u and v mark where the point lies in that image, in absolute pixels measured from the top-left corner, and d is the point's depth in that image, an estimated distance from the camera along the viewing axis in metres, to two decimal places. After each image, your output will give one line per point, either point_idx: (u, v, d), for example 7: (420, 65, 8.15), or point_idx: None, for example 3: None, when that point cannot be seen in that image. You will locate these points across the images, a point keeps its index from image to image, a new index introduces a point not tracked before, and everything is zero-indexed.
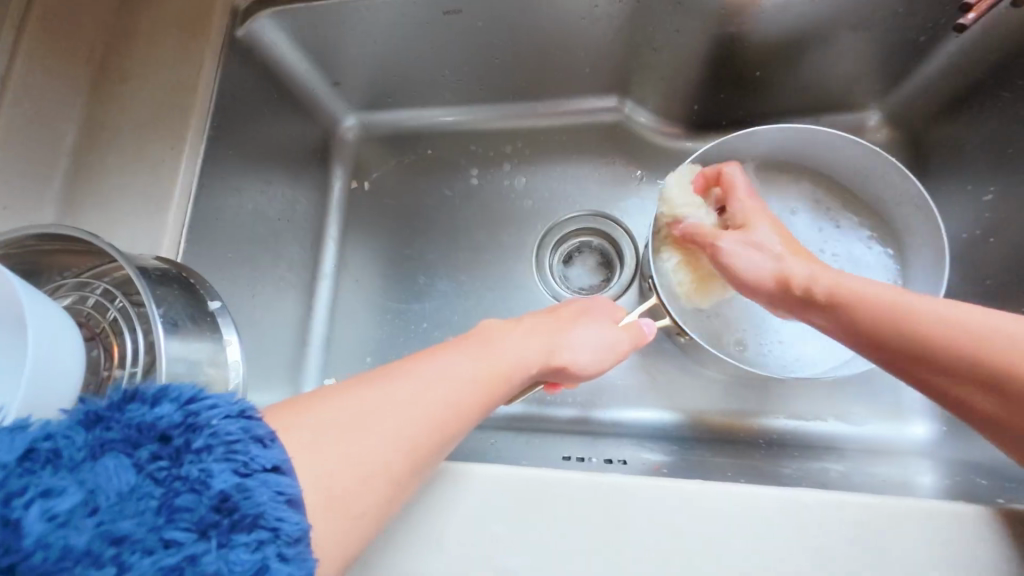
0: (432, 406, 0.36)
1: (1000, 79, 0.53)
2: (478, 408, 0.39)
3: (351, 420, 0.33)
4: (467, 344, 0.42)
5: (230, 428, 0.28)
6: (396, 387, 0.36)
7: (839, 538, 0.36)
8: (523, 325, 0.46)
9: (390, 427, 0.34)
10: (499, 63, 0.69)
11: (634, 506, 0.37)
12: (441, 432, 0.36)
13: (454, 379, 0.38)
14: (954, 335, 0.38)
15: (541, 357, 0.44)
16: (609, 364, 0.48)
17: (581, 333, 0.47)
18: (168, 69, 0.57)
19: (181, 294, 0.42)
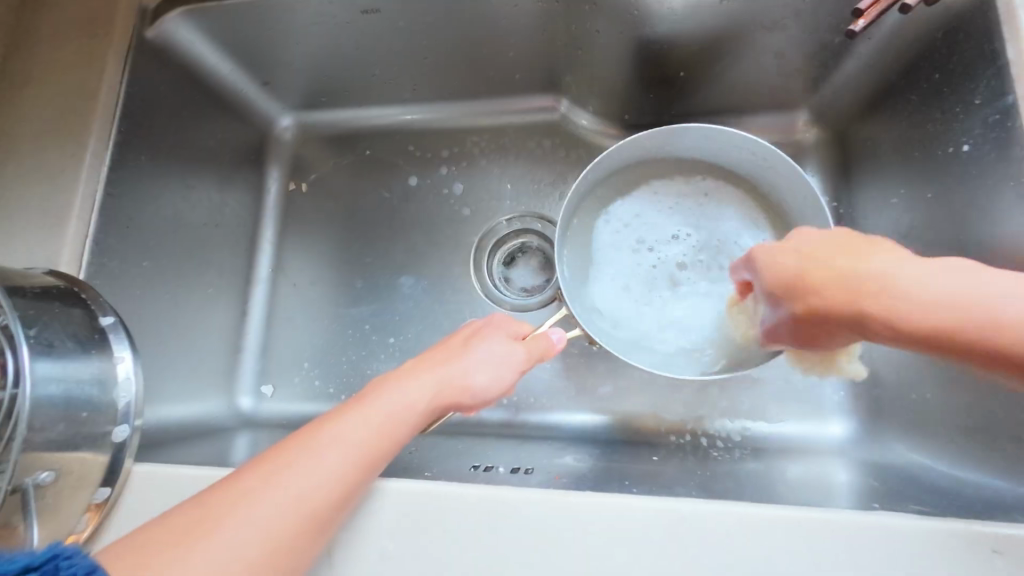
0: (295, 487, 0.36)
1: (909, 82, 0.53)
2: (353, 471, 0.38)
3: (199, 523, 0.34)
4: (347, 406, 0.41)
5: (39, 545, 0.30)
6: (252, 479, 0.36)
7: (715, 543, 0.37)
8: (407, 370, 0.45)
9: (246, 525, 0.34)
10: (429, 62, 0.68)
11: (520, 519, 0.39)
12: (309, 513, 0.36)
13: (321, 448, 0.38)
14: (906, 292, 0.36)
15: (428, 402, 0.44)
16: (510, 382, 0.47)
17: (471, 365, 0.46)
18: (70, 78, 0.56)
19: (68, 310, 0.42)
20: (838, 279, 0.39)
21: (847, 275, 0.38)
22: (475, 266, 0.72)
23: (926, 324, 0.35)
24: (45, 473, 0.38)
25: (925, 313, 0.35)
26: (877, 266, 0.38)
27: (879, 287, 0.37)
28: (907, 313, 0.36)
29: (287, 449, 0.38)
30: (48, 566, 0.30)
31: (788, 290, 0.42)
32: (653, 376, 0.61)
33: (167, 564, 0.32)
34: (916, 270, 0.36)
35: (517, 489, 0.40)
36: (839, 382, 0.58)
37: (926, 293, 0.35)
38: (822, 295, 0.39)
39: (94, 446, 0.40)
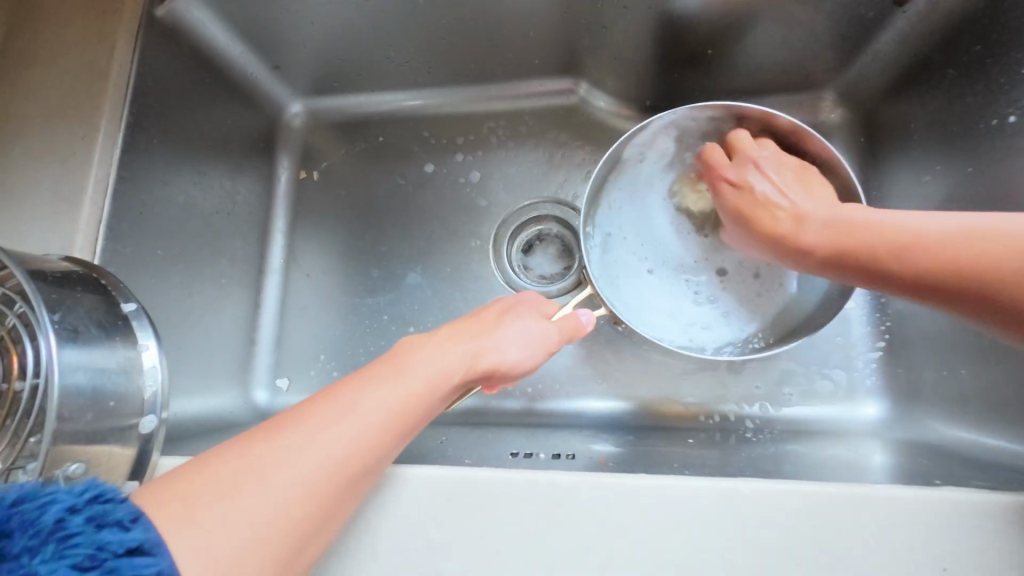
0: (329, 448, 0.34)
1: (946, 55, 0.53)
2: (388, 435, 0.37)
3: (233, 481, 0.31)
4: (378, 369, 0.40)
5: (72, 503, 0.28)
6: (289, 434, 0.34)
7: (775, 527, 0.35)
8: (439, 338, 0.44)
9: (282, 480, 0.32)
10: (446, 44, 0.66)
11: (571, 503, 0.37)
12: (343, 476, 0.34)
13: (358, 409, 0.36)
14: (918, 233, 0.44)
15: (461, 370, 0.42)
16: (540, 360, 0.47)
17: (506, 335, 0.46)
18: (77, 54, 0.54)
19: (88, 296, 0.40)
20: (882, 226, 0.46)
21: (832, 221, 0.49)
22: (494, 253, 0.70)
23: (950, 261, 0.42)
24: (73, 465, 0.36)
25: (961, 252, 0.42)
26: (902, 216, 0.46)
27: (918, 237, 0.44)
28: (925, 252, 0.43)
29: (319, 407, 0.36)
30: (90, 511, 0.28)
31: (836, 249, 0.48)
32: (681, 359, 0.60)
33: (203, 515, 0.30)
34: (950, 222, 0.43)
35: (566, 472, 0.38)
36: (871, 362, 0.58)
37: (947, 234, 0.43)
38: (866, 234, 0.46)
39: (120, 439, 0.38)
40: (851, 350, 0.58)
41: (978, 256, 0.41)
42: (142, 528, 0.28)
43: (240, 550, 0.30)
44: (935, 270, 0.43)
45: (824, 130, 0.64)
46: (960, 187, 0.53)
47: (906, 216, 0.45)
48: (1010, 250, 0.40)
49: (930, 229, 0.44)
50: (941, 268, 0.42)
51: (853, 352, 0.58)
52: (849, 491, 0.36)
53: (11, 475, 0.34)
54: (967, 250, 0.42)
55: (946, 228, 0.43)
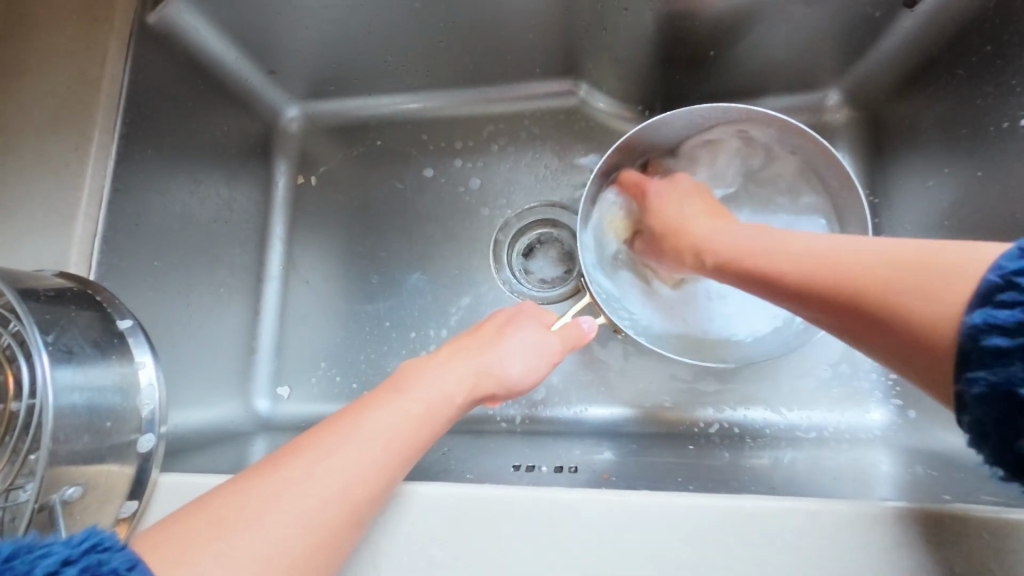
0: (331, 478, 0.33)
1: (955, 55, 0.52)
2: (392, 460, 0.36)
3: (234, 517, 0.31)
4: (381, 393, 0.39)
5: (64, 559, 0.27)
6: (290, 466, 0.34)
7: (781, 545, 0.35)
8: (440, 358, 0.43)
9: (284, 513, 0.32)
10: (444, 46, 0.65)
11: (574, 521, 0.36)
12: (347, 506, 0.34)
13: (359, 436, 0.36)
14: (799, 252, 0.39)
15: (464, 390, 0.42)
16: (544, 370, 0.47)
17: (506, 351, 0.45)
18: (68, 63, 0.53)
19: (84, 314, 0.39)
20: (796, 257, 0.40)
21: (811, 251, 0.39)
22: (494, 258, 0.69)
23: (829, 276, 0.37)
24: (72, 487, 0.35)
25: (862, 273, 0.35)
26: (800, 244, 0.40)
27: (824, 256, 0.38)
28: (831, 274, 0.36)
29: (322, 436, 0.35)
30: (86, 562, 0.27)
31: (777, 280, 0.40)
32: (684, 366, 0.59)
33: (206, 553, 0.29)
34: (840, 244, 0.37)
35: (568, 489, 0.38)
36: (877, 367, 0.57)
37: (849, 255, 0.36)
38: (779, 257, 0.40)
39: (119, 457, 0.38)
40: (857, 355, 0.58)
41: (857, 280, 0.35)
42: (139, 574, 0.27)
43: None
44: (829, 284, 0.36)
45: (829, 130, 0.63)
46: (967, 190, 0.52)
47: (799, 237, 0.41)
48: (878, 264, 0.34)
49: (816, 249, 0.39)
50: (857, 284, 0.35)
51: (859, 357, 0.57)
52: (858, 508, 0.35)
53: (11, 495, 0.34)
54: (864, 260, 0.35)
55: (880, 251, 0.35)
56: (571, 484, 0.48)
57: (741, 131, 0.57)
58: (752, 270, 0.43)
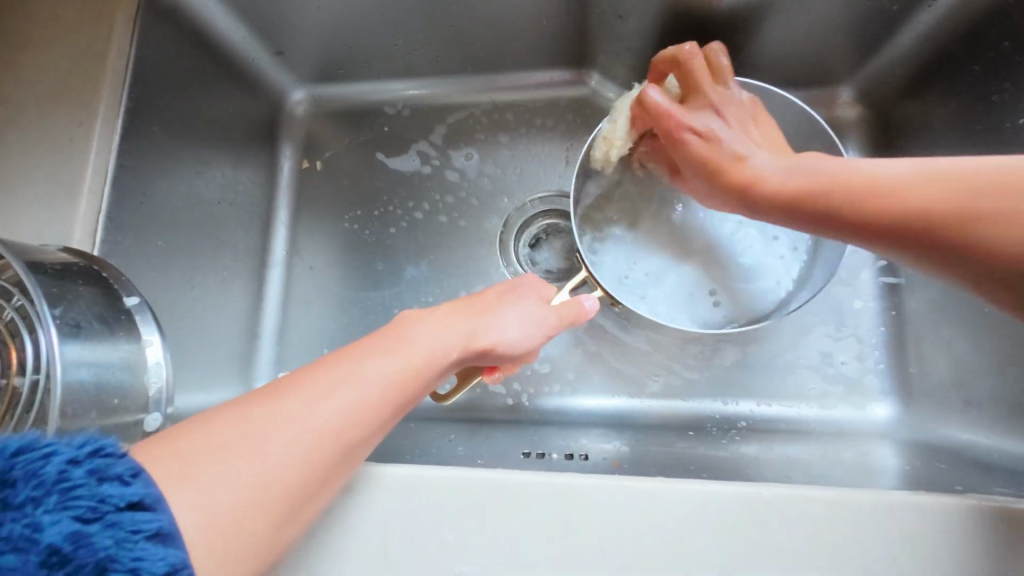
0: (329, 414, 0.33)
1: (969, 53, 0.52)
2: (388, 405, 0.36)
3: (233, 438, 0.30)
4: (381, 339, 0.39)
5: (64, 469, 0.26)
6: (288, 398, 0.33)
7: (798, 534, 0.35)
8: (440, 312, 0.43)
9: (282, 441, 0.31)
10: (455, 31, 0.64)
11: (588, 506, 0.36)
12: (342, 441, 0.33)
13: (358, 378, 0.35)
14: (881, 192, 0.40)
15: (461, 346, 0.42)
16: (540, 340, 0.46)
17: (505, 316, 0.45)
18: (74, 34, 0.52)
19: (92, 291, 0.39)
20: (892, 184, 0.40)
21: (920, 174, 0.39)
22: (501, 247, 0.69)
23: (948, 211, 0.37)
24: None
25: (926, 210, 0.38)
26: (886, 175, 0.40)
27: (925, 190, 0.38)
28: (923, 209, 0.38)
29: (322, 373, 0.35)
30: (90, 465, 0.27)
31: (868, 207, 0.41)
32: (691, 358, 0.59)
33: (200, 473, 0.29)
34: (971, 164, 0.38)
35: (584, 475, 0.37)
36: (881, 363, 0.57)
37: (926, 185, 0.39)
38: (898, 184, 0.39)
39: (125, 436, 0.37)
40: (863, 350, 0.58)
41: (955, 218, 0.37)
42: (143, 483, 0.27)
43: (236, 515, 0.29)
44: (933, 217, 0.38)
45: (840, 127, 0.63)
46: None
47: (877, 163, 0.41)
48: (932, 201, 0.38)
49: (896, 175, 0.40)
50: (942, 238, 0.38)
51: (864, 352, 0.58)
52: (874, 497, 0.35)
53: None
54: (921, 193, 0.39)
55: (920, 174, 0.39)
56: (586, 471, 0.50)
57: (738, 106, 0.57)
58: (832, 205, 0.42)
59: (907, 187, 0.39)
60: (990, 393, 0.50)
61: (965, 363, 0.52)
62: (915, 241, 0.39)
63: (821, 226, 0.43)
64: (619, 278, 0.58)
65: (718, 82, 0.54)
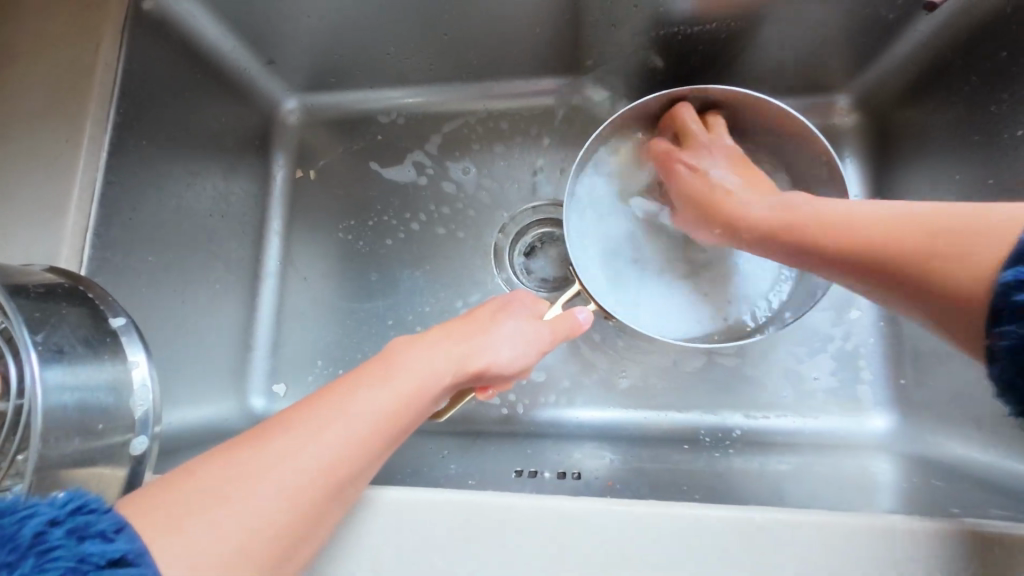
0: (317, 453, 0.33)
1: (968, 62, 0.51)
2: (376, 441, 0.35)
3: (222, 486, 0.30)
4: (370, 371, 0.38)
5: (45, 529, 0.26)
6: (275, 441, 0.33)
7: (793, 559, 0.34)
8: (430, 338, 0.42)
9: (270, 484, 0.31)
10: (448, 40, 0.63)
11: (579, 530, 0.36)
12: (333, 478, 0.33)
13: (347, 414, 0.35)
14: (849, 224, 0.41)
15: (454, 372, 0.41)
16: (533, 358, 0.46)
17: (496, 336, 0.44)
18: (60, 47, 0.51)
19: (76, 312, 0.38)
20: (873, 219, 0.40)
21: (800, 210, 0.45)
22: (496, 257, 0.68)
23: (894, 251, 0.38)
24: (63, 492, 0.34)
25: (882, 246, 0.39)
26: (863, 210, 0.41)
27: (874, 226, 0.40)
28: (866, 240, 0.40)
29: (310, 411, 0.35)
30: (72, 524, 0.27)
31: (817, 244, 0.43)
32: (687, 369, 0.59)
33: (189, 521, 0.29)
34: (927, 208, 0.38)
35: (575, 498, 0.37)
36: (878, 374, 0.57)
37: (884, 226, 0.39)
38: (837, 219, 0.42)
39: (110, 460, 0.37)
40: (860, 361, 0.57)
41: (917, 252, 0.37)
42: (127, 538, 0.27)
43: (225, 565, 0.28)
44: (880, 260, 0.39)
45: (837, 134, 0.62)
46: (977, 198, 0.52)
47: (838, 203, 0.43)
48: (896, 233, 0.38)
49: (870, 218, 0.40)
50: (898, 262, 0.38)
51: (861, 363, 0.57)
52: (869, 521, 0.35)
53: None
54: (886, 227, 0.39)
55: (885, 216, 0.39)
56: (574, 493, 0.47)
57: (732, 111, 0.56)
58: (740, 223, 0.49)
59: (861, 218, 0.41)
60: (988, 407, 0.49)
61: (964, 375, 0.51)
62: (850, 266, 0.41)
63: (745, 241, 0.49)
64: (614, 287, 0.57)
65: (713, 89, 0.54)
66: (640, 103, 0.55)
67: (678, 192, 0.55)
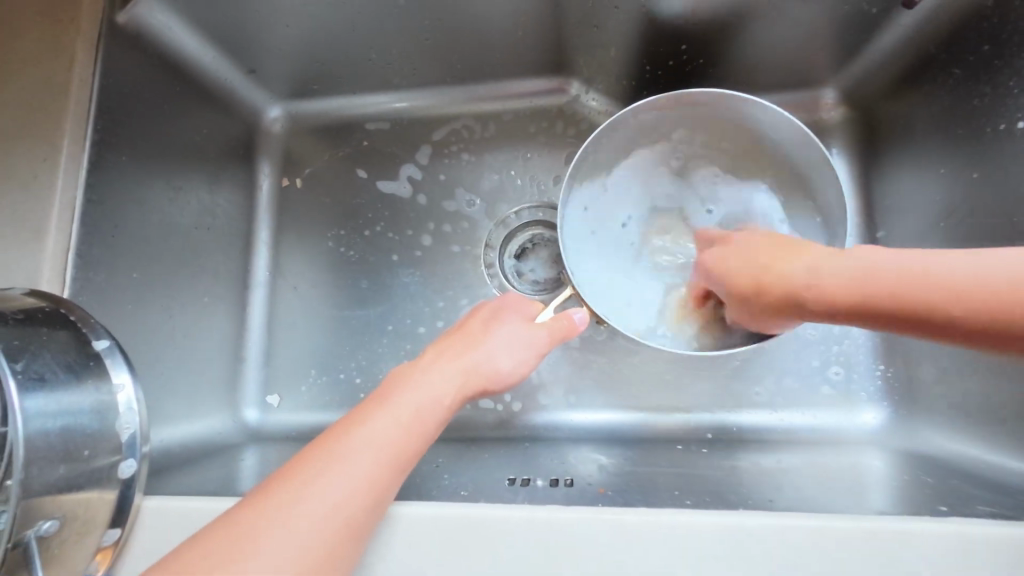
0: (325, 497, 0.33)
1: (950, 56, 0.51)
2: (384, 471, 0.35)
3: (233, 548, 0.30)
4: (369, 407, 0.38)
5: None
6: (279, 491, 0.33)
7: (782, 563, 0.34)
8: (426, 361, 0.42)
9: (280, 537, 0.31)
10: (430, 44, 0.62)
11: (571, 541, 0.36)
12: (347, 520, 0.33)
13: (350, 454, 0.34)
14: (830, 270, 0.40)
15: (455, 390, 0.41)
16: (532, 365, 0.45)
17: (493, 346, 0.44)
18: (32, 65, 0.51)
19: (60, 336, 0.38)
20: (853, 276, 0.39)
21: (770, 268, 0.43)
22: (486, 260, 0.68)
23: (914, 302, 0.37)
24: (47, 522, 0.34)
25: (896, 291, 0.37)
26: (825, 264, 0.41)
27: (865, 281, 0.39)
28: (899, 296, 0.37)
29: (311, 457, 0.34)
30: None
31: (794, 299, 0.42)
32: (679, 369, 0.59)
33: None
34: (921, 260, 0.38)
35: (565, 508, 0.37)
36: (870, 368, 0.57)
37: (858, 274, 0.39)
38: (831, 284, 0.40)
39: (99, 484, 0.37)
40: (852, 356, 0.57)
41: (912, 296, 0.37)
42: None
43: None
44: (868, 306, 0.39)
45: (823, 129, 0.62)
46: (964, 191, 0.52)
47: (815, 258, 0.41)
48: (891, 280, 0.38)
49: (843, 271, 0.40)
50: (905, 308, 0.37)
51: (854, 358, 0.57)
52: (856, 525, 0.35)
53: None
54: (856, 277, 0.39)
55: (851, 266, 0.39)
56: (568, 501, 0.47)
57: (720, 113, 0.56)
58: (745, 292, 0.45)
59: (833, 269, 0.40)
60: (978, 400, 0.49)
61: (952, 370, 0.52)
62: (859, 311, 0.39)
63: (743, 303, 0.45)
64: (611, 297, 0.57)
65: (699, 93, 0.53)
66: (631, 111, 0.55)
67: (720, 274, 0.48)
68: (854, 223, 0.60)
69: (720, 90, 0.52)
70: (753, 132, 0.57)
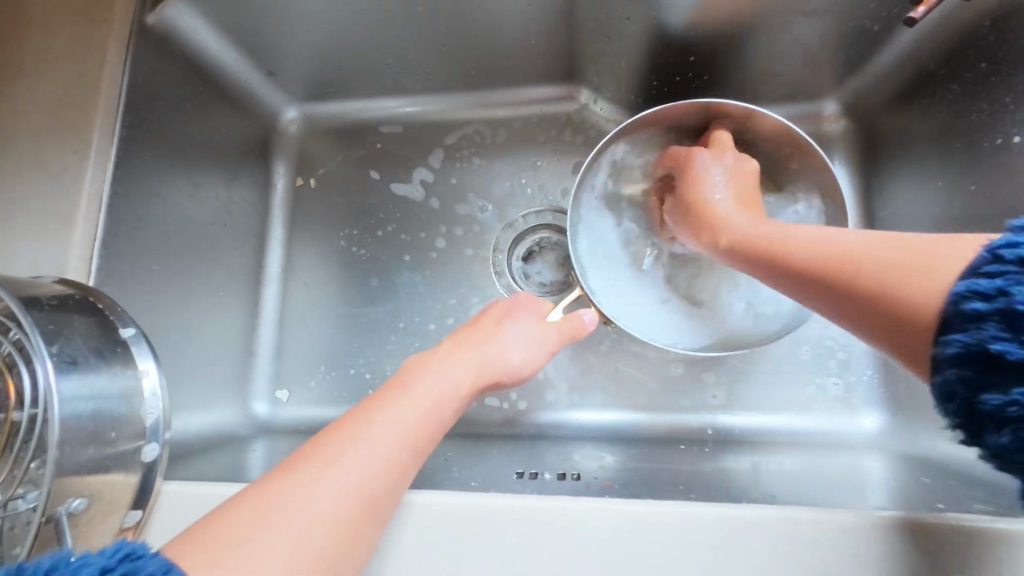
0: (348, 474, 0.34)
1: (950, 71, 0.53)
2: (402, 454, 0.36)
3: (258, 517, 0.31)
4: (389, 392, 0.39)
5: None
6: (303, 467, 0.34)
7: (783, 553, 0.36)
8: (441, 352, 0.44)
9: (305, 510, 0.32)
10: (445, 50, 0.64)
11: (578, 529, 0.37)
12: (367, 498, 0.34)
13: (371, 435, 0.36)
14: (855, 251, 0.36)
15: (468, 381, 0.42)
16: (542, 360, 0.47)
17: (504, 341, 0.45)
18: (67, 64, 0.53)
19: (90, 323, 0.40)
20: (840, 255, 0.37)
21: (808, 239, 0.40)
22: (494, 261, 0.69)
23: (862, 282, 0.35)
24: (77, 500, 0.35)
25: (868, 272, 0.35)
26: (854, 240, 0.37)
27: (855, 263, 0.36)
28: (863, 268, 0.35)
29: (334, 437, 0.36)
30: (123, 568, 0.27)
31: (835, 272, 0.37)
32: (682, 371, 0.60)
33: (236, 552, 0.30)
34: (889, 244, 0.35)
35: (573, 499, 0.38)
36: (869, 373, 0.58)
37: (865, 249, 0.36)
38: (862, 263, 0.36)
39: (123, 466, 0.38)
40: (851, 360, 0.59)
41: (878, 276, 0.34)
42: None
43: None
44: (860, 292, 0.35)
45: (825, 140, 0.64)
46: (962, 201, 0.53)
47: (838, 234, 0.38)
48: (859, 253, 0.36)
49: (855, 246, 0.37)
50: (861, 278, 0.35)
51: (852, 362, 0.59)
52: (853, 519, 0.36)
53: (8, 506, 0.33)
54: (867, 254, 0.35)
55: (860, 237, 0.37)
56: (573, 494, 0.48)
57: (726, 123, 0.58)
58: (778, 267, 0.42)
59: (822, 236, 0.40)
60: None
61: None
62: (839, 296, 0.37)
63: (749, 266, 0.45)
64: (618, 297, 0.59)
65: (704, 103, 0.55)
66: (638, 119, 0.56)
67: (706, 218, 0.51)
68: (855, 232, 0.61)
69: (726, 100, 0.54)
70: (758, 141, 0.59)
